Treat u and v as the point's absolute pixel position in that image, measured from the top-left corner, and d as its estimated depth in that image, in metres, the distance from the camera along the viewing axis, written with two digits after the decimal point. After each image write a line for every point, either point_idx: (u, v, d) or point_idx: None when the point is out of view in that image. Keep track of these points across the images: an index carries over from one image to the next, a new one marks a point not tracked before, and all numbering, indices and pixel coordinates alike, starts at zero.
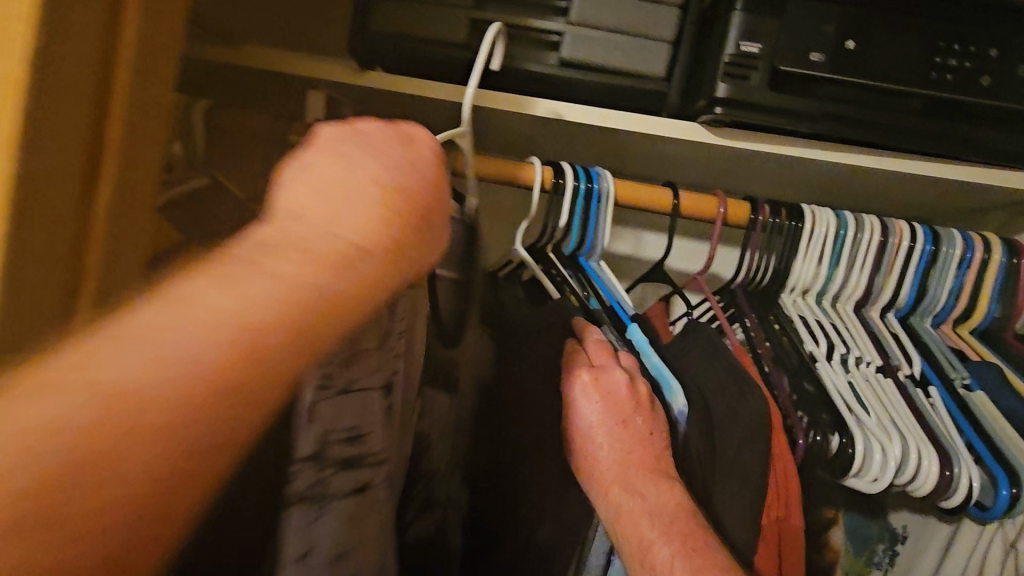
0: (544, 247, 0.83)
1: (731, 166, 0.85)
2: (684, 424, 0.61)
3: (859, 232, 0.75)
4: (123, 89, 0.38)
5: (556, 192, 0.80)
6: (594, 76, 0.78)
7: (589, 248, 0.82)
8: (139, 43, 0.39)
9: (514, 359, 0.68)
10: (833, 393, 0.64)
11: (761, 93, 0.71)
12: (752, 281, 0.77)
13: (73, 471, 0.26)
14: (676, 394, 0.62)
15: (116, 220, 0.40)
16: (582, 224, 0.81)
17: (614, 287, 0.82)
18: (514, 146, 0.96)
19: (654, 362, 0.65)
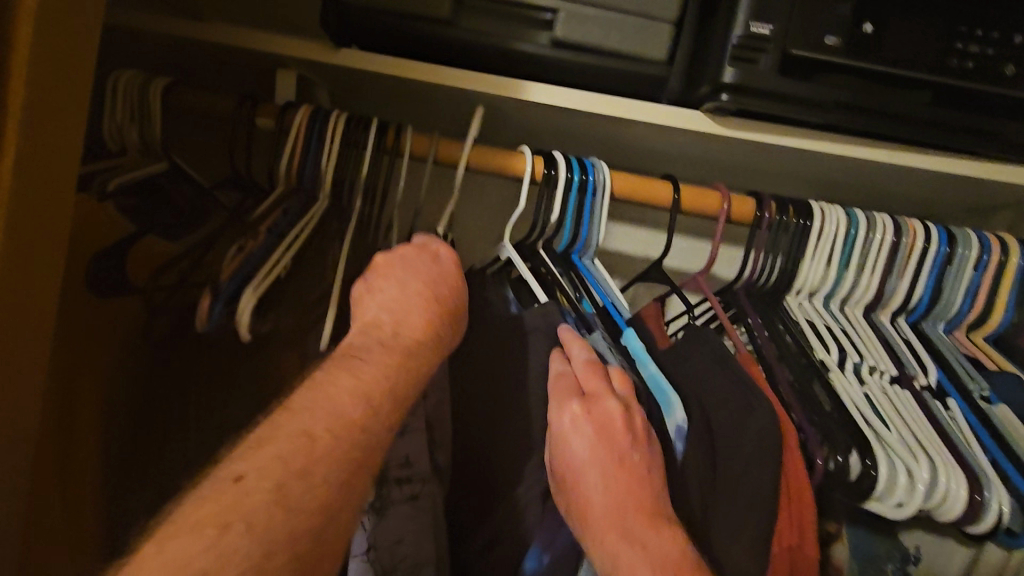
0: (534, 244, 0.76)
1: (735, 159, 0.80)
2: (683, 442, 0.55)
3: (870, 232, 0.70)
4: (18, 115, 0.36)
5: (547, 184, 0.74)
6: (589, 59, 0.71)
7: (583, 244, 0.76)
8: (33, 63, 0.36)
9: (501, 367, 0.63)
10: (850, 407, 0.59)
11: (771, 79, 0.65)
12: (757, 282, 0.73)
13: (281, 487, 0.35)
14: (675, 408, 0.57)
15: (17, 257, 0.37)
16: (575, 218, 0.74)
17: (610, 287, 0.75)
18: (501, 135, 0.90)
19: (651, 371, 0.61)
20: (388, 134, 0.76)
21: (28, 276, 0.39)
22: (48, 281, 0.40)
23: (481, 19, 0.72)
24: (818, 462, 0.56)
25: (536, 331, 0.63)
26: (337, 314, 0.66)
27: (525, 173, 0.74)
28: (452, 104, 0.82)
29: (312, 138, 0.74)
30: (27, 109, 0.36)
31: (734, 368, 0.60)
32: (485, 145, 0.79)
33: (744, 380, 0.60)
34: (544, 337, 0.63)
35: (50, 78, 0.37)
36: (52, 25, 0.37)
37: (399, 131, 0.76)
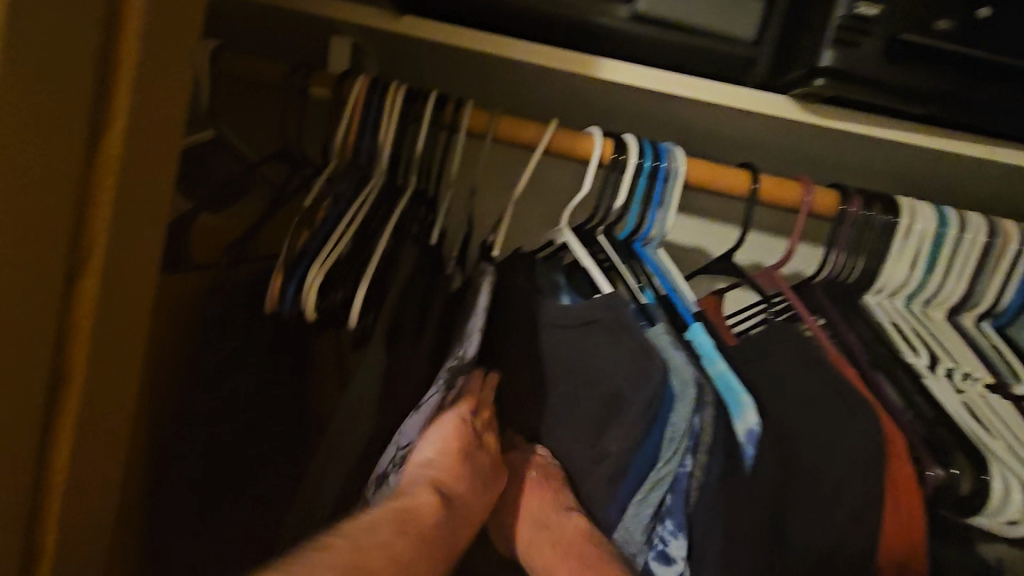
0: (593, 231, 0.71)
1: (815, 145, 0.76)
2: (752, 447, 0.53)
3: (961, 232, 0.67)
4: (123, 99, 0.34)
5: (615, 169, 0.70)
6: (671, 36, 0.67)
7: (646, 233, 0.71)
8: (143, 41, 0.34)
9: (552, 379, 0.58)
10: (956, 417, 0.58)
11: (873, 64, 0.61)
12: (837, 278, 0.69)
13: None
14: (747, 410, 0.54)
15: (116, 256, 0.35)
16: (643, 206, 0.70)
17: (674, 278, 0.70)
18: (563, 112, 0.85)
19: (720, 368, 0.57)
20: (445, 109, 0.69)
21: (122, 275, 0.36)
22: (141, 279, 0.38)
23: None
24: (931, 474, 0.54)
25: (598, 323, 0.56)
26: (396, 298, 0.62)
27: (594, 156, 0.70)
28: (516, 77, 0.77)
29: (369, 109, 0.68)
30: (135, 92, 0.34)
31: (830, 375, 0.56)
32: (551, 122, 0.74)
33: (840, 385, 0.56)
34: (613, 330, 0.56)
35: (155, 56, 0.35)
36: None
37: (458, 104, 0.69)
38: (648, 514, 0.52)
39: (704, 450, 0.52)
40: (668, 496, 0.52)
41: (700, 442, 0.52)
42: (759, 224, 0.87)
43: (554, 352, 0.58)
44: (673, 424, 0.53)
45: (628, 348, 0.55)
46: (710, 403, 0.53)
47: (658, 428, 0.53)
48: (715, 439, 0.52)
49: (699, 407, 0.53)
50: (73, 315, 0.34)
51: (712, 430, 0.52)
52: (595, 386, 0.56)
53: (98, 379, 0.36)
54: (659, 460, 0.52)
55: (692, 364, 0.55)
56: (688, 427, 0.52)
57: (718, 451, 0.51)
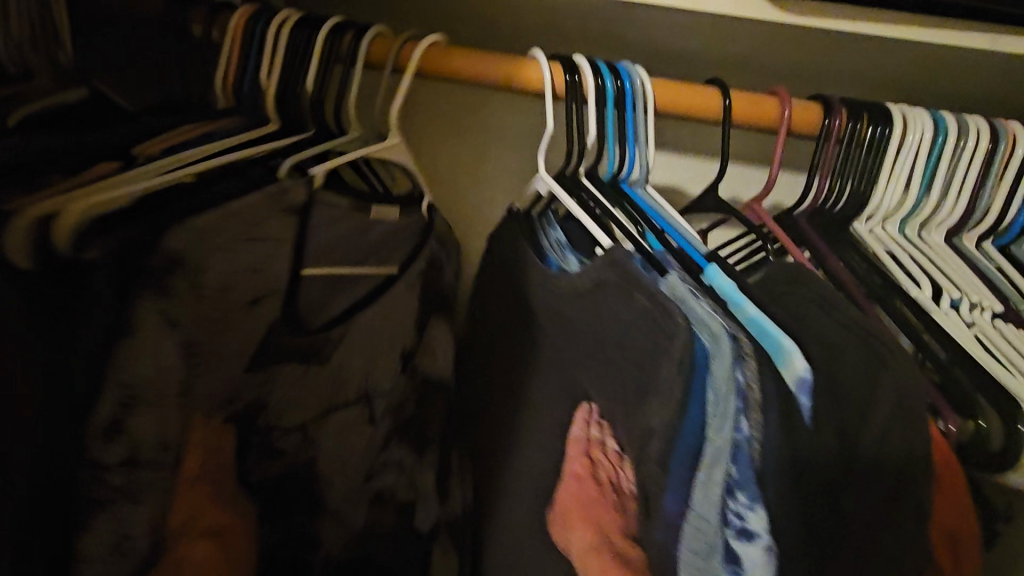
0: (575, 173, 0.60)
1: (783, 50, 0.66)
2: (808, 396, 0.42)
3: (960, 140, 0.58)
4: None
5: (572, 97, 0.57)
6: None
7: (628, 174, 0.60)
8: None
9: (563, 340, 0.53)
10: (979, 354, 0.51)
11: None
12: (825, 205, 0.61)
13: None
14: (793, 356, 0.43)
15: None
16: (615, 137, 0.59)
17: (671, 215, 0.58)
18: (503, 35, 0.74)
19: (750, 313, 0.46)
20: (343, 37, 0.57)
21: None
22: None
23: None
24: (951, 426, 0.47)
25: (604, 284, 0.47)
26: (210, 216, 0.44)
27: (546, 85, 0.57)
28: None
29: (253, 46, 0.57)
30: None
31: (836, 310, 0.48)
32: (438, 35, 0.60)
33: (848, 321, 0.48)
34: (623, 288, 0.46)
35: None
36: None
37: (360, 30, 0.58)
38: (718, 492, 0.40)
39: (757, 408, 0.40)
40: (733, 467, 0.41)
41: (750, 401, 0.41)
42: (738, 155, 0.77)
43: (554, 309, 0.53)
44: (714, 385, 0.41)
45: (642, 307, 0.44)
46: (750, 353, 0.42)
47: (698, 395, 0.41)
48: (770, 393, 0.40)
49: (738, 360, 0.42)
50: None
51: (760, 381, 0.41)
52: (627, 353, 0.46)
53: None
54: (708, 432, 0.41)
55: (718, 312, 0.45)
56: (733, 383, 0.41)
57: (774, 404, 0.40)
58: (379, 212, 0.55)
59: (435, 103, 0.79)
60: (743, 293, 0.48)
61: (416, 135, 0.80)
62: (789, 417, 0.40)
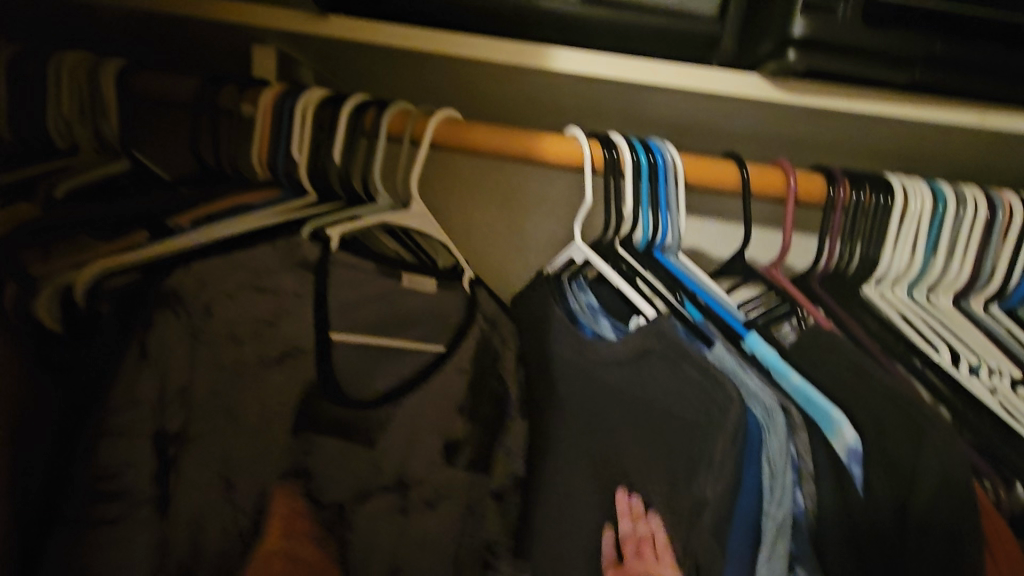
0: (609, 242, 0.63)
1: (783, 125, 0.70)
2: (859, 466, 0.44)
3: (961, 208, 0.61)
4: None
5: (609, 171, 0.61)
6: (626, 17, 0.60)
7: (662, 242, 0.63)
8: None
9: (608, 407, 0.55)
10: (1002, 419, 0.53)
11: (849, 30, 0.55)
12: (837, 267, 0.63)
13: None
14: (841, 425, 0.46)
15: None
16: (648, 207, 0.61)
17: (705, 279, 0.60)
18: (521, 112, 0.78)
19: (796, 382, 0.48)
20: (367, 111, 0.61)
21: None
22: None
23: None
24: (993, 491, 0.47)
25: (651, 354, 0.51)
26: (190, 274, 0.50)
27: (585, 159, 0.60)
28: (463, 75, 0.70)
29: (281, 119, 0.59)
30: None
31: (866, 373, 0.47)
32: (448, 108, 0.69)
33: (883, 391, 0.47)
34: (670, 359, 0.50)
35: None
36: None
37: (383, 106, 0.61)
38: (783, 563, 0.44)
39: (811, 480, 0.46)
40: (792, 542, 0.45)
41: (805, 472, 0.46)
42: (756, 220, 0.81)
43: (598, 377, 0.55)
44: (771, 458, 0.45)
45: (692, 378, 0.48)
46: (802, 427, 0.46)
47: (752, 466, 0.46)
48: (825, 466, 0.45)
49: (792, 434, 0.46)
50: None
51: (812, 454, 0.46)
52: (677, 423, 0.50)
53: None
54: (767, 504, 0.45)
55: (765, 385, 0.48)
56: (788, 457, 0.45)
57: (827, 478, 0.45)
58: (409, 278, 0.59)
59: (457, 170, 0.82)
60: (787, 362, 0.51)
61: (446, 197, 0.83)
62: (842, 488, 0.44)
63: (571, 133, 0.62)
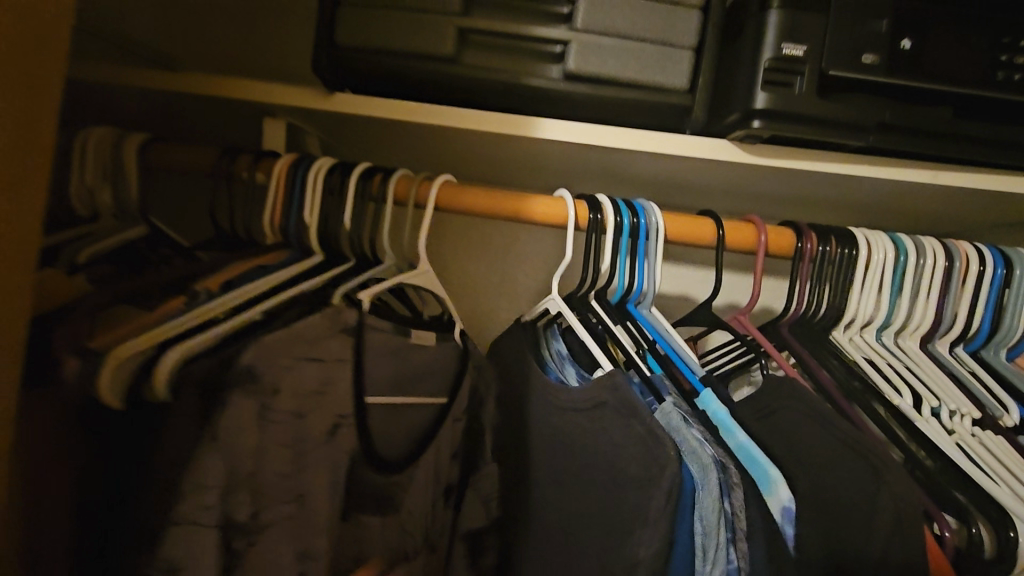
0: (585, 295, 0.67)
1: (755, 182, 0.75)
2: (792, 525, 0.49)
3: (919, 258, 0.66)
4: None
5: (593, 231, 0.65)
6: (604, 91, 0.66)
7: (639, 290, 0.67)
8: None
9: (569, 453, 0.58)
10: (962, 463, 0.54)
11: (806, 102, 0.61)
12: (806, 314, 0.67)
13: None
14: (776, 485, 0.49)
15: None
16: (626, 265, 0.66)
17: (671, 334, 0.65)
18: (513, 174, 0.84)
19: (741, 441, 0.52)
20: (372, 180, 0.66)
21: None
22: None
23: (481, 52, 0.67)
24: (947, 533, 0.50)
25: (604, 406, 0.54)
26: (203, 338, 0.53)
27: (568, 219, 0.65)
28: (458, 145, 0.76)
29: (292, 188, 0.65)
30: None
31: (827, 421, 0.52)
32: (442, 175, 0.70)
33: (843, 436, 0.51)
34: (622, 414, 0.53)
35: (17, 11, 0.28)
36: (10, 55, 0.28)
37: (387, 174, 0.66)
38: None
39: (744, 537, 0.47)
40: None
41: (738, 529, 0.48)
42: (728, 266, 0.88)
43: (562, 425, 0.58)
44: (703, 517, 0.48)
45: (638, 435, 0.51)
46: (738, 483, 0.48)
47: (685, 520, 0.49)
48: (755, 520, 0.46)
49: (727, 491, 0.48)
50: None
51: (747, 512, 0.47)
52: (621, 473, 0.53)
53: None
54: (700, 564, 0.48)
55: (708, 440, 0.51)
56: (722, 516, 0.48)
57: (759, 533, 0.46)
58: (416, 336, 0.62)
59: (451, 226, 0.88)
60: (734, 419, 0.54)
61: (443, 250, 0.88)
62: (773, 545, 0.46)
63: (559, 195, 0.67)
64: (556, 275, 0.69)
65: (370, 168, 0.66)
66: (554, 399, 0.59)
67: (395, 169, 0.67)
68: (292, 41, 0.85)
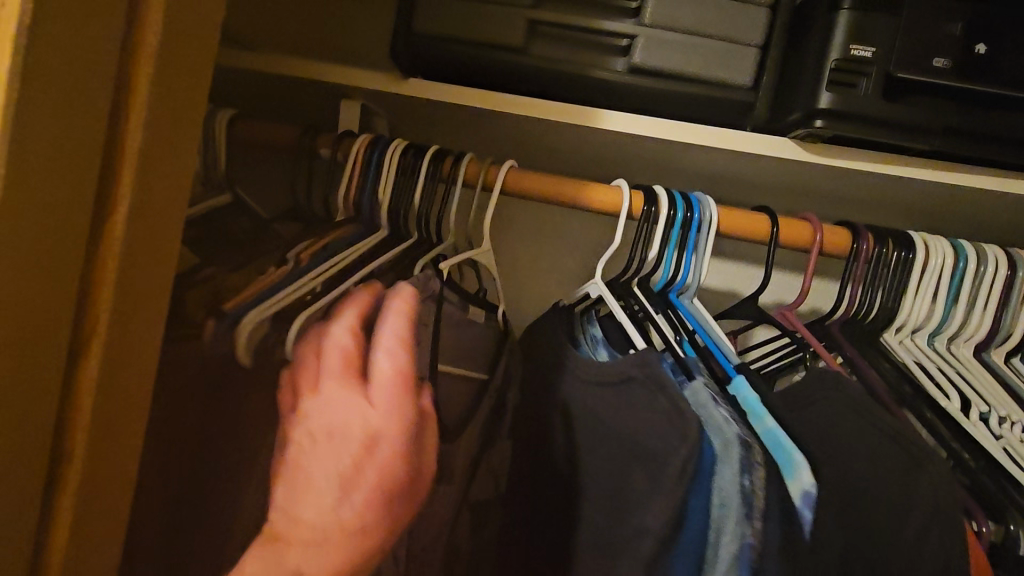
0: (627, 282, 0.69)
1: (811, 181, 0.76)
2: (809, 510, 0.50)
3: (980, 265, 0.66)
4: (153, 45, 0.27)
5: (646, 221, 0.68)
6: (667, 84, 0.68)
7: (681, 283, 0.69)
8: (156, 100, 0.28)
9: (583, 426, 0.59)
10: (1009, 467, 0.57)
11: (872, 103, 0.61)
12: (856, 316, 0.68)
13: None
14: (800, 470, 0.51)
15: (113, 368, 0.29)
16: (674, 255, 0.68)
17: (711, 326, 0.67)
18: (569, 162, 0.87)
19: (768, 426, 0.54)
20: (443, 162, 0.70)
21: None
22: (115, 415, 0.30)
23: (549, 44, 0.70)
24: (985, 528, 0.53)
25: (631, 380, 0.56)
26: None
27: (623, 208, 0.68)
28: (520, 131, 0.80)
29: (369, 167, 0.69)
30: (167, 41, 0.28)
31: (869, 414, 0.55)
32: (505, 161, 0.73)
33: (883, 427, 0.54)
34: (649, 387, 0.55)
35: (186, 11, 0.29)
36: (185, 25, 0.29)
37: (457, 157, 0.70)
38: None
39: (760, 516, 0.48)
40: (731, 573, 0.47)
41: (755, 507, 0.48)
42: (778, 263, 0.89)
43: (580, 399, 0.60)
44: (721, 490, 0.49)
45: (663, 408, 0.53)
46: (760, 463, 0.49)
47: (702, 493, 0.49)
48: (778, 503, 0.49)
49: (748, 469, 0.49)
50: (74, 407, 0.28)
51: (764, 491, 0.48)
52: (639, 446, 0.54)
53: (94, 495, 0.29)
54: (714, 537, 0.48)
55: (734, 418, 0.53)
56: (741, 491, 0.48)
57: (775, 516, 0.48)
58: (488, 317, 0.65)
59: (506, 210, 0.91)
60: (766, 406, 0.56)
61: (499, 233, 0.91)
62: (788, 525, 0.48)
63: (618, 185, 0.69)
64: (601, 260, 0.72)
65: (443, 150, 0.71)
66: (578, 371, 0.61)
67: (466, 153, 0.70)
68: (366, 28, 0.90)
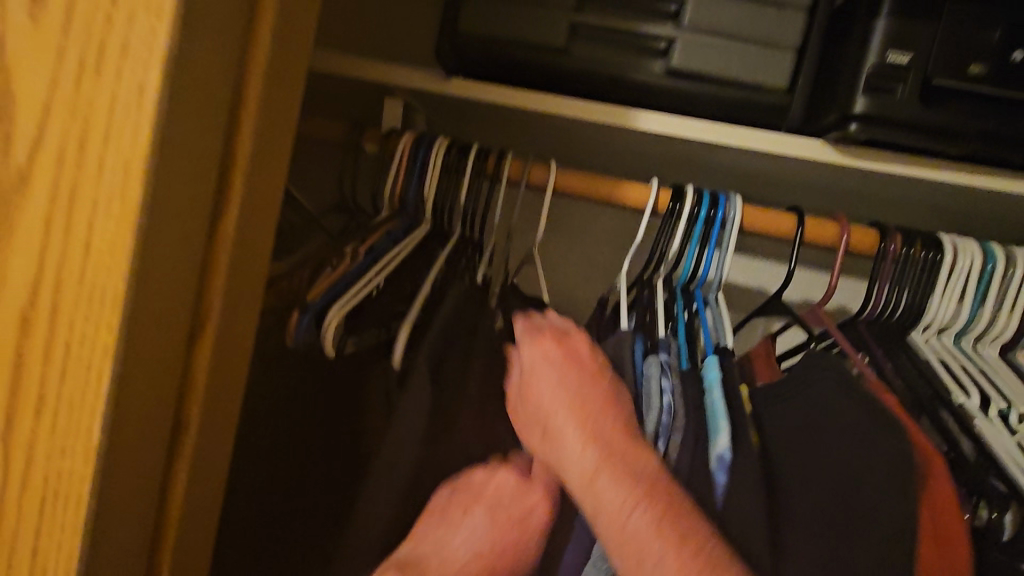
0: (651, 277, 0.71)
1: (843, 182, 0.77)
2: (723, 474, 0.48)
3: (1008, 267, 0.68)
4: (261, 71, 0.32)
5: (672, 217, 0.70)
6: (704, 87, 0.70)
7: (704, 278, 0.71)
8: (258, 117, 0.32)
9: None
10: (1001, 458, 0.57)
11: (907, 108, 0.63)
12: (882, 315, 0.69)
13: None
14: (719, 434, 0.50)
15: (213, 400, 0.34)
16: (697, 252, 0.70)
17: (722, 329, 0.67)
18: (604, 159, 0.89)
19: (714, 397, 0.54)
20: (487, 160, 0.72)
21: (136, 379, 0.29)
22: (217, 393, 0.34)
23: (589, 45, 0.72)
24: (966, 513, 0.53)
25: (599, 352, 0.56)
26: None
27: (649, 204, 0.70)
28: (557, 129, 0.82)
29: (415, 163, 0.72)
30: (271, 67, 0.32)
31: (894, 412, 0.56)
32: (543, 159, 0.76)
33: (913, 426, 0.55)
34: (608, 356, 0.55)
35: (274, 82, 0.33)
36: (282, 52, 0.33)
37: (499, 156, 0.72)
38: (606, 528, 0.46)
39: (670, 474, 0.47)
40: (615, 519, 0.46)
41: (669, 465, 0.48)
42: (802, 261, 0.90)
43: None
44: None
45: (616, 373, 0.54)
46: (682, 429, 0.50)
47: None
48: (683, 468, 0.48)
49: (668, 429, 0.50)
50: (190, 382, 0.33)
51: (680, 450, 0.49)
52: None
53: (202, 458, 0.35)
54: None
55: (675, 389, 0.53)
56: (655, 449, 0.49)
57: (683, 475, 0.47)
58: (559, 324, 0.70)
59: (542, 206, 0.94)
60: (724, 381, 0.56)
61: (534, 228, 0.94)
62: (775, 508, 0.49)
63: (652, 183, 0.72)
64: (629, 254, 0.74)
65: (488, 148, 0.73)
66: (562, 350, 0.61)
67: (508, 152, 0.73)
68: (411, 28, 0.93)
